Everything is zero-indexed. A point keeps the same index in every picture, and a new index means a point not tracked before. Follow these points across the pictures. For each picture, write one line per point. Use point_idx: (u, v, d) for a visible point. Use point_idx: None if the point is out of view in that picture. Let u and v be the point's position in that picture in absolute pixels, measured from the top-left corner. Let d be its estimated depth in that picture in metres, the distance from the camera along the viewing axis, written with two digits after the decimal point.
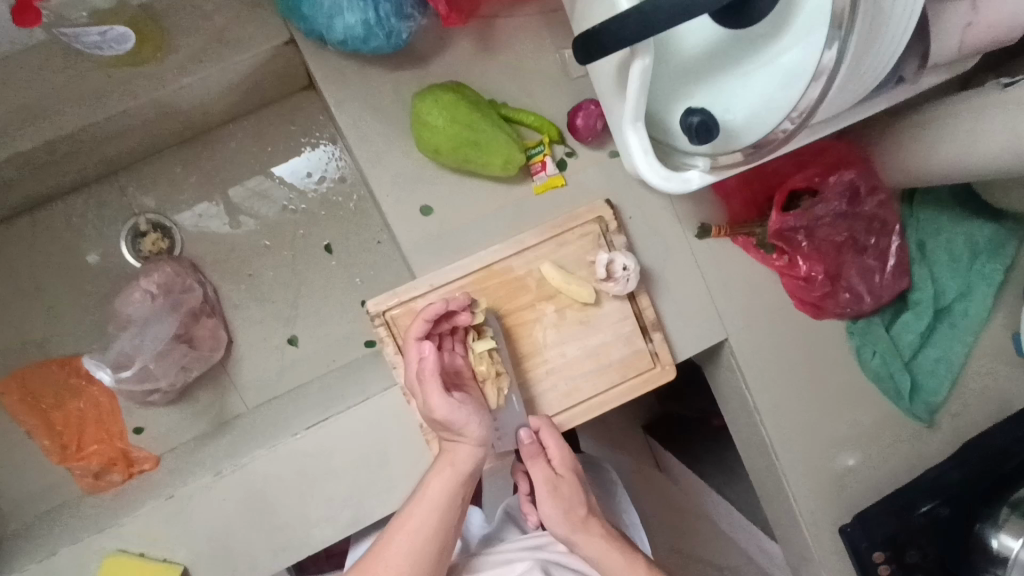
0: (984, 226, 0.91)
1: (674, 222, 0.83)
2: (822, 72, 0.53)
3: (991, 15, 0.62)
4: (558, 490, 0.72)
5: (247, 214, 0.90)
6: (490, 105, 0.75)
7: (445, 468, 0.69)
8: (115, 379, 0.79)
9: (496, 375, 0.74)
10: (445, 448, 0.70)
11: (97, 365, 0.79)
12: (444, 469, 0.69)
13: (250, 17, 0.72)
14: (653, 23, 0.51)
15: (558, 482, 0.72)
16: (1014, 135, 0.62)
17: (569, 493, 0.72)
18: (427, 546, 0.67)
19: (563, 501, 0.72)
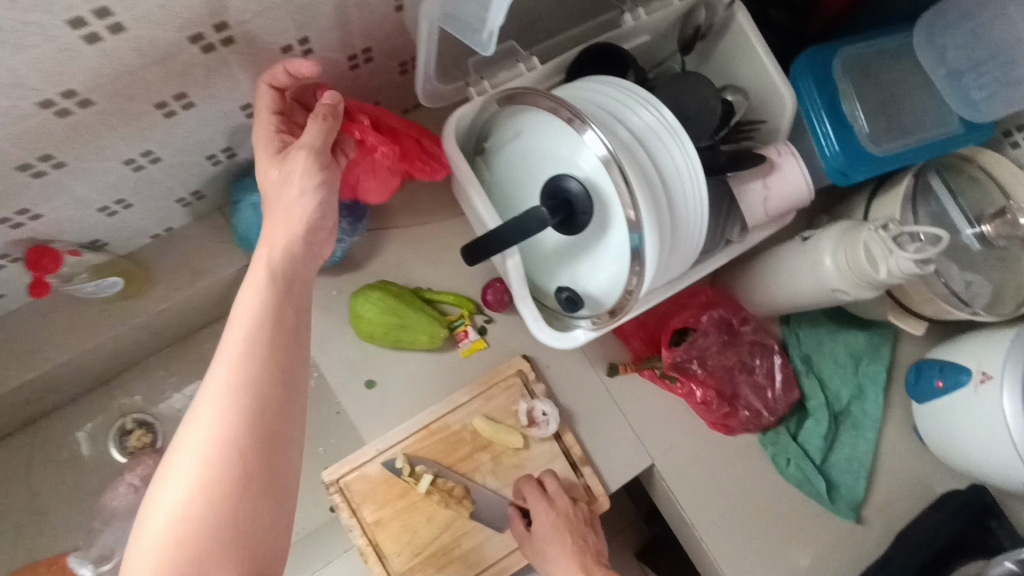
0: (858, 334, 1.05)
1: (587, 366, 0.97)
2: (636, 258, 0.69)
3: (779, 190, 0.82)
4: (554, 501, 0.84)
5: None
6: (414, 292, 0.92)
7: (240, 329, 0.55)
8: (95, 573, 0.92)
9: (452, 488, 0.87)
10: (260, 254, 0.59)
11: (82, 561, 0.92)
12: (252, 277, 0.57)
13: (217, 248, 0.90)
14: (508, 238, 0.67)
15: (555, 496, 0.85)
16: (815, 278, 0.78)
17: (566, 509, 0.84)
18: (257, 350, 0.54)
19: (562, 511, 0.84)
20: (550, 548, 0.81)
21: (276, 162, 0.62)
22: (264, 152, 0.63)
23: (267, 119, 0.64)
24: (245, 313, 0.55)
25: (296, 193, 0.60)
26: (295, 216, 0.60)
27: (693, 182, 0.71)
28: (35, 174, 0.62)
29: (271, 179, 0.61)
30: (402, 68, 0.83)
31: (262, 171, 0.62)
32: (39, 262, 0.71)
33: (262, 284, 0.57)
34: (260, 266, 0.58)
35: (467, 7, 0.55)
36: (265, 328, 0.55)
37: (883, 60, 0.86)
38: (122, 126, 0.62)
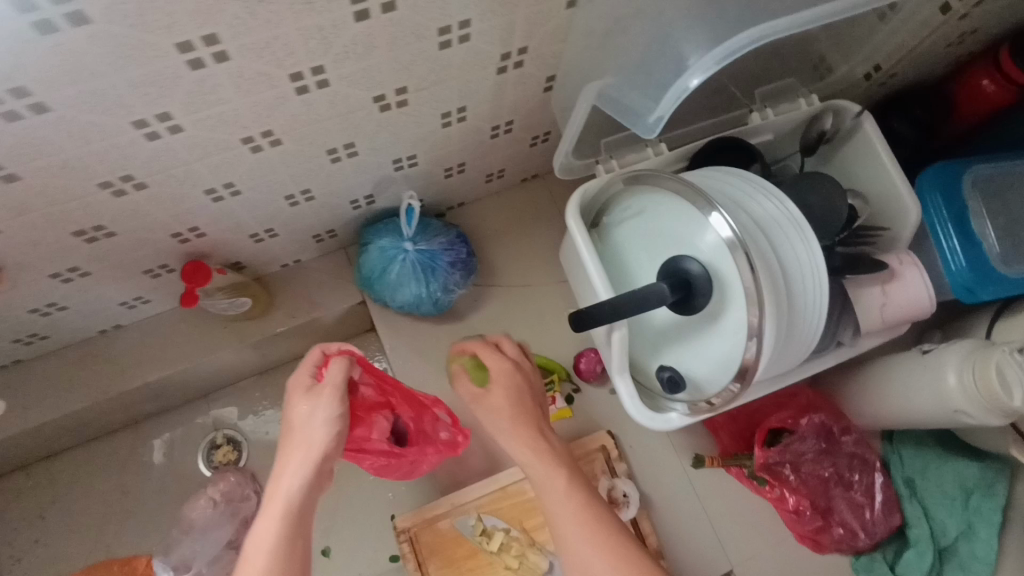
0: (970, 464, 0.96)
1: (671, 452, 0.95)
2: (753, 332, 0.69)
3: (898, 298, 0.80)
4: (492, 393, 0.78)
5: None
6: None
7: (309, 446, 0.68)
8: None
9: (526, 550, 0.86)
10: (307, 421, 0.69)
11: (166, 564, 0.92)
12: (287, 487, 0.65)
13: (336, 284, 0.96)
14: (622, 309, 0.68)
15: (492, 387, 0.79)
16: (933, 392, 0.75)
17: (503, 395, 0.78)
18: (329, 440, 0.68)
19: (500, 401, 0.77)
20: (543, 489, 0.71)
21: (329, 413, 0.69)
22: (317, 401, 0.70)
23: (322, 390, 0.70)
24: (299, 469, 0.66)
25: (319, 430, 0.68)
26: (321, 438, 0.68)
27: (813, 275, 0.72)
28: (215, 198, 0.69)
29: (319, 417, 0.69)
30: (533, 141, 0.90)
31: (303, 400, 0.71)
32: (194, 275, 0.78)
33: (304, 465, 0.66)
34: (304, 459, 0.67)
35: (631, 96, 0.62)
36: (287, 550, 0.62)
37: (1015, 181, 0.83)
38: (295, 165, 0.69)
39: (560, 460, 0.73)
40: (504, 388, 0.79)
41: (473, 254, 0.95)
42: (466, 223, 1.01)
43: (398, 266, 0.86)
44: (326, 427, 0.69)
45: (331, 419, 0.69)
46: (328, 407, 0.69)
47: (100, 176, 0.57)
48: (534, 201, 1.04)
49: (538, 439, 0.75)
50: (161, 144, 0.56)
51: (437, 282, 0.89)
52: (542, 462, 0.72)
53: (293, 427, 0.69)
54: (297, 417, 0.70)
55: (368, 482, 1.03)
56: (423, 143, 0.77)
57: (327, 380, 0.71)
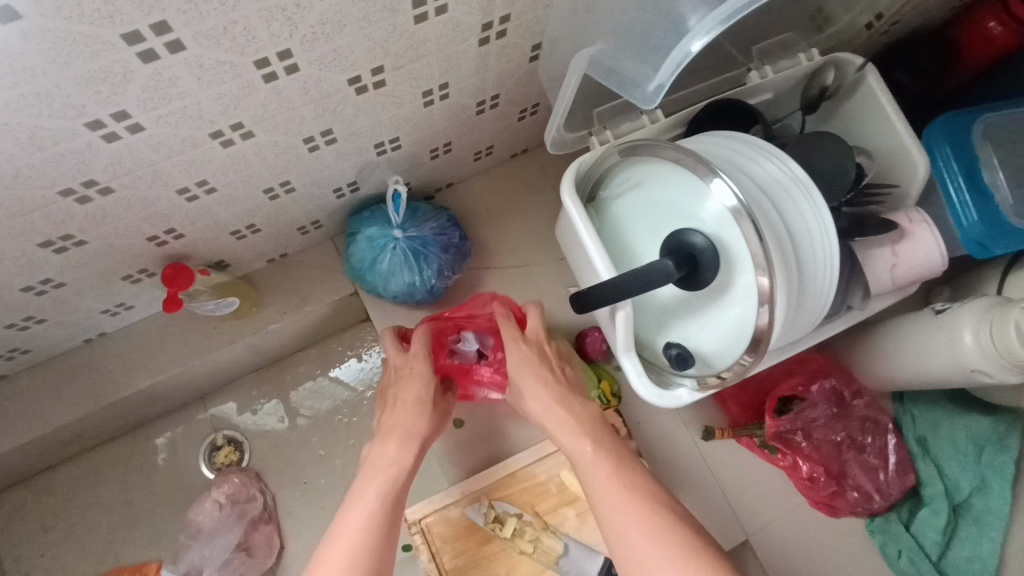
0: (981, 419, 0.95)
1: (680, 427, 0.93)
2: (764, 302, 0.66)
3: (910, 258, 0.77)
4: (529, 357, 0.74)
5: (308, 420, 1.04)
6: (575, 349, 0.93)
7: (407, 388, 0.75)
8: None
9: (541, 531, 0.85)
10: (402, 371, 0.77)
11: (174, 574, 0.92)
12: (397, 437, 0.70)
13: (326, 277, 0.93)
14: (626, 288, 0.65)
15: (525, 351, 0.75)
16: (949, 352, 0.73)
17: (532, 362, 0.74)
18: (425, 383, 0.76)
19: (534, 371, 0.73)
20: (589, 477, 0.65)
21: (423, 373, 0.76)
22: (410, 364, 0.77)
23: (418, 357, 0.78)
24: (404, 424, 0.71)
25: (413, 377, 0.76)
26: (420, 394, 0.74)
27: (821, 237, 0.69)
28: (189, 198, 0.65)
29: (415, 378, 0.76)
30: (521, 114, 0.86)
31: (403, 368, 0.77)
32: (176, 278, 0.74)
33: (407, 413, 0.72)
34: (400, 399, 0.74)
35: (625, 63, 0.58)
36: (395, 488, 0.65)
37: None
38: (271, 157, 0.66)
39: (598, 429, 0.69)
40: (523, 356, 0.74)
41: (465, 236, 0.91)
42: (457, 204, 0.97)
43: (389, 255, 0.83)
44: (421, 383, 0.75)
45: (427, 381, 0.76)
46: (420, 371, 0.76)
47: (61, 183, 0.53)
48: (526, 177, 1.00)
49: (570, 405, 0.71)
50: (123, 145, 0.52)
51: (430, 268, 0.85)
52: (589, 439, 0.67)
53: (396, 385, 0.76)
54: (398, 380, 0.76)
55: None
56: (405, 125, 0.73)
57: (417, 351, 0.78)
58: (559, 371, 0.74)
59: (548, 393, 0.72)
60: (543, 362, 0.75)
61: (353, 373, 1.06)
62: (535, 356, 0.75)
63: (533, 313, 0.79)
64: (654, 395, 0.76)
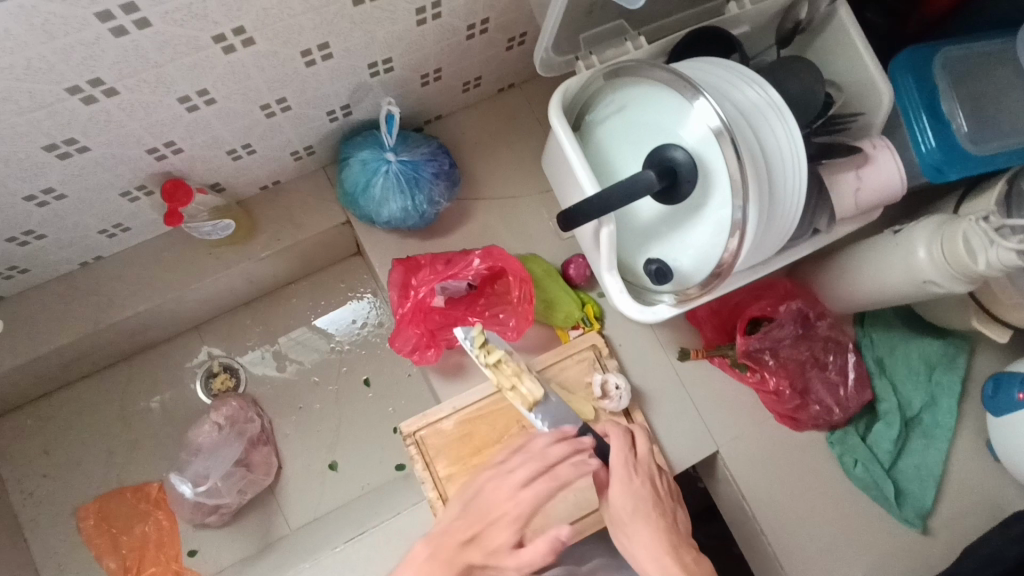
0: (933, 342, 1.04)
1: (658, 348, 0.99)
2: (738, 220, 0.71)
3: (872, 181, 0.83)
4: (632, 471, 0.80)
5: (291, 361, 1.07)
6: (558, 272, 0.97)
7: (486, 509, 0.75)
8: (192, 492, 0.94)
9: (518, 378, 0.87)
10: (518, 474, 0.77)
11: (180, 480, 0.94)
12: (447, 558, 0.70)
13: (318, 204, 0.95)
14: (611, 202, 0.70)
15: (632, 462, 0.81)
16: (904, 268, 0.79)
17: (642, 487, 0.79)
18: (516, 508, 0.74)
19: (638, 487, 0.79)
20: (638, 552, 0.75)
21: (523, 510, 0.74)
22: (518, 491, 0.75)
23: (512, 493, 0.75)
24: (466, 554, 0.71)
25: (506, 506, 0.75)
26: (503, 535, 0.72)
27: (793, 160, 0.74)
28: (190, 108, 0.67)
29: (508, 519, 0.74)
30: (509, 44, 0.88)
31: (507, 498, 0.75)
32: (174, 194, 0.76)
33: (470, 529, 0.73)
34: (496, 514, 0.74)
35: None
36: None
37: (981, 62, 0.86)
38: (269, 69, 0.68)
39: (675, 535, 0.76)
40: (633, 479, 0.80)
41: (455, 165, 0.93)
42: (446, 136, 1.00)
43: (383, 178, 0.86)
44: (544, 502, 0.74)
45: (514, 533, 0.72)
46: (506, 501, 0.75)
47: (69, 79, 0.55)
48: (513, 112, 1.03)
49: (670, 532, 0.76)
50: (130, 40, 0.54)
51: (422, 194, 0.88)
52: (649, 518, 0.77)
53: (484, 500, 0.76)
54: (499, 497, 0.76)
55: (367, 400, 1.07)
56: (398, 45, 0.75)
57: (521, 493, 0.75)
58: (669, 511, 0.79)
59: (659, 537, 0.75)
60: (654, 496, 0.79)
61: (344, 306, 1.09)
62: (647, 490, 0.79)
63: (641, 435, 0.85)
64: (633, 310, 0.82)
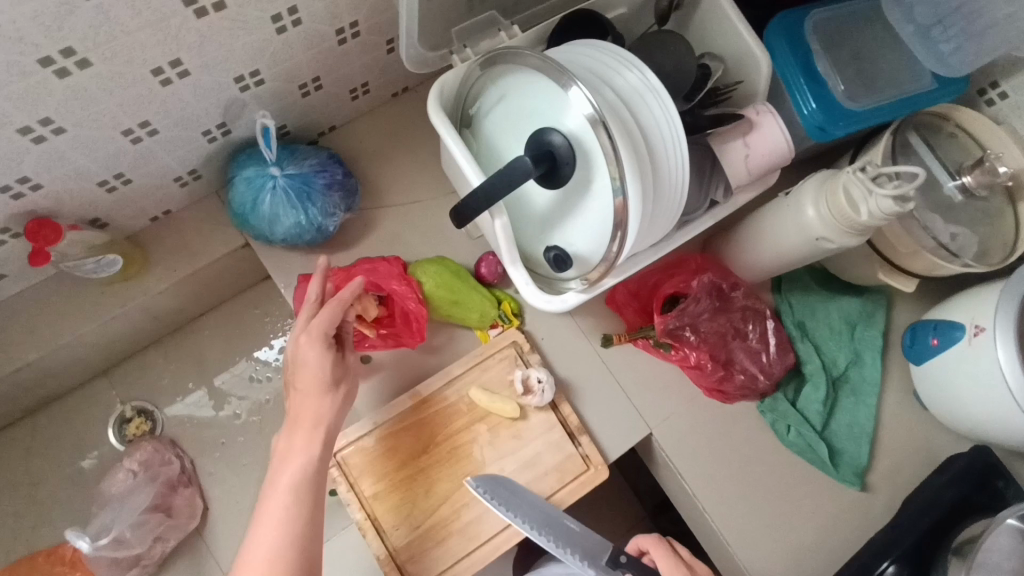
0: (851, 300, 1.05)
1: (582, 338, 0.98)
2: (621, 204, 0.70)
3: (759, 147, 0.84)
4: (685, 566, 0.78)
5: (233, 399, 1.03)
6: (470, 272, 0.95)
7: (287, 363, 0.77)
8: (92, 547, 0.87)
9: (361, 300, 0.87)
10: (296, 355, 0.75)
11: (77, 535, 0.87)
12: (303, 430, 0.72)
13: (212, 230, 0.91)
14: (495, 192, 0.69)
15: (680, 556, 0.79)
16: (799, 229, 0.80)
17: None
18: (313, 369, 0.74)
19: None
20: None
21: (321, 361, 0.74)
22: (313, 340, 0.75)
23: (312, 343, 0.75)
24: (309, 409, 0.73)
25: (306, 367, 0.74)
26: (319, 378, 0.74)
27: (672, 135, 0.73)
28: (36, 140, 0.65)
29: (311, 372, 0.74)
30: (389, 46, 0.87)
31: (303, 359, 0.75)
32: (40, 233, 0.73)
33: (308, 402, 0.73)
34: (304, 382, 0.74)
35: None
36: (306, 474, 0.70)
37: (851, 26, 0.89)
38: (119, 92, 0.65)
39: None
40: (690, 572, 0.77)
41: (351, 174, 0.91)
42: (344, 147, 0.98)
43: (270, 194, 0.83)
44: (319, 347, 0.74)
45: (323, 367, 0.74)
46: (308, 355, 0.74)
47: None
48: (409, 115, 1.01)
49: None
50: None
51: (315, 206, 0.85)
52: None
53: (299, 375, 0.75)
54: (301, 369, 0.74)
55: None
56: (262, 55, 0.73)
57: (310, 348, 0.74)
58: None
59: None
60: None
61: (264, 335, 1.06)
62: None
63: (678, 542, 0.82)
64: (540, 300, 0.80)
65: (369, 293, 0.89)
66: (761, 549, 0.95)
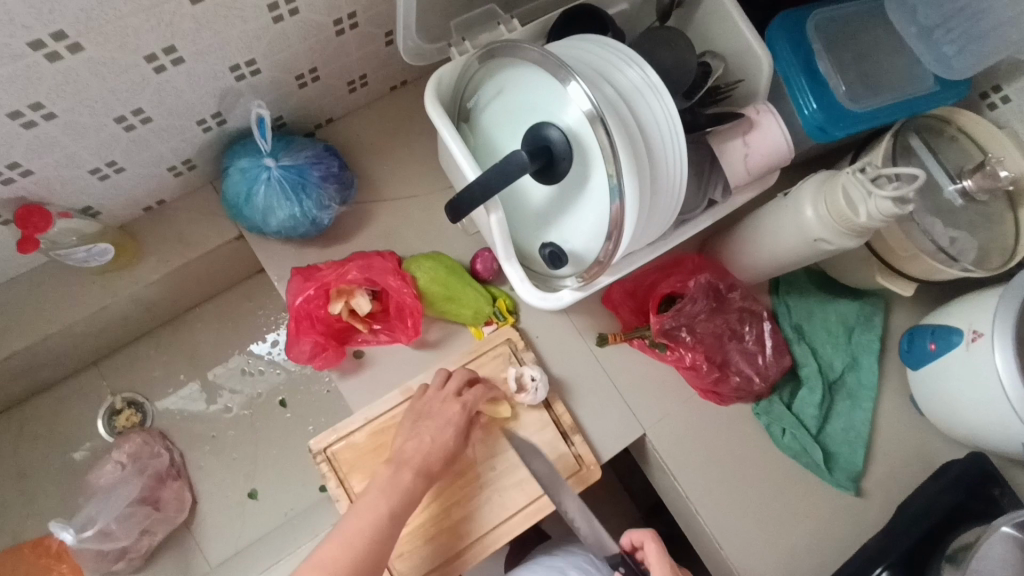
0: (848, 303, 1.05)
1: (577, 337, 0.97)
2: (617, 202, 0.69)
3: (758, 147, 0.83)
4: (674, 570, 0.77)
5: (226, 393, 1.02)
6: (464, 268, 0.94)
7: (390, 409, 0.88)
8: (76, 539, 0.85)
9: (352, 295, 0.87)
10: (439, 404, 0.81)
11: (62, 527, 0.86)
12: (402, 472, 0.73)
13: (206, 221, 0.90)
14: (489, 186, 0.68)
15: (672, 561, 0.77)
16: (797, 229, 0.79)
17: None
18: (451, 429, 0.79)
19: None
20: None
21: (458, 425, 0.80)
22: (455, 409, 0.80)
23: (454, 402, 0.81)
24: (418, 456, 0.75)
25: (435, 424, 0.79)
26: (443, 434, 0.78)
27: (671, 132, 0.73)
28: (26, 125, 0.64)
29: (438, 427, 0.78)
30: (387, 39, 0.86)
31: (445, 411, 0.80)
32: (30, 220, 0.72)
33: (426, 450, 0.76)
34: (427, 433, 0.78)
35: None
36: (398, 514, 0.69)
37: (853, 26, 0.88)
38: (112, 78, 0.64)
39: None
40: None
41: (348, 167, 0.90)
42: (341, 140, 0.97)
43: (264, 185, 0.82)
44: (452, 427, 0.79)
45: (460, 430, 0.79)
46: (453, 421, 0.79)
47: None
48: (408, 108, 1.00)
49: None
50: None
51: (310, 199, 0.84)
52: None
53: (429, 421, 0.79)
54: (436, 413, 0.80)
55: (286, 421, 1.02)
56: (258, 44, 0.72)
57: (456, 408, 0.80)
58: None
59: None
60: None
61: (257, 328, 1.05)
62: None
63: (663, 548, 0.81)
64: (534, 297, 0.79)
65: (363, 288, 0.88)
66: (754, 553, 0.94)
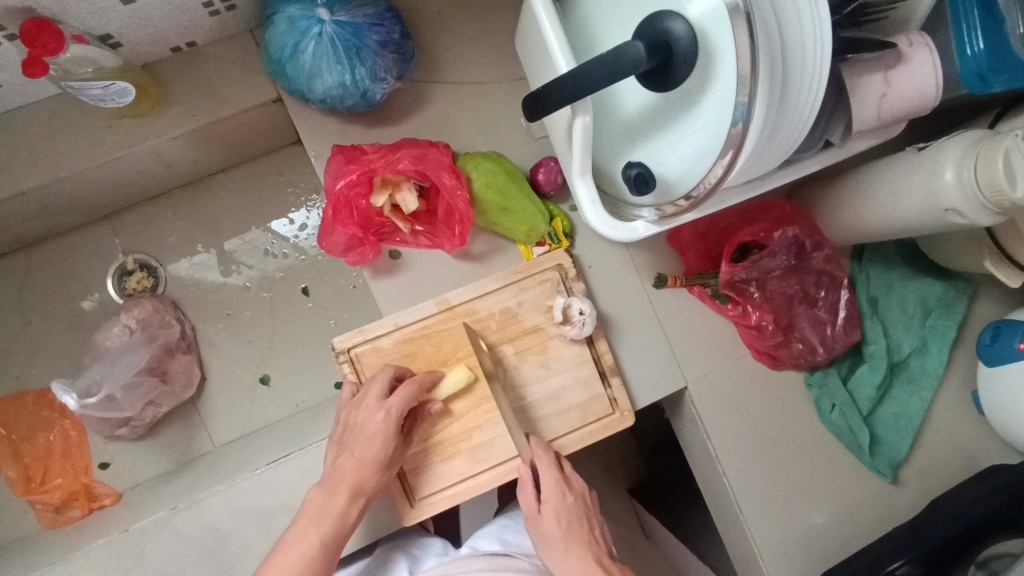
0: (934, 284, 0.94)
1: (632, 273, 0.88)
2: (736, 127, 0.57)
3: (899, 87, 0.69)
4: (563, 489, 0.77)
5: (240, 266, 0.95)
6: (524, 177, 0.83)
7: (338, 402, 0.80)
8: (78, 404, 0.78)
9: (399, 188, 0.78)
10: (362, 415, 0.73)
11: (63, 390, 0.77)
12: (341, 493, 0.70)
13: (240, 75, 0.78)
14: (588, 81, 0.55)
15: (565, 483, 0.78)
16: (927, 192, 0.67)
17: (575, 504, 0.77)
18: (376, 438, 0.72)
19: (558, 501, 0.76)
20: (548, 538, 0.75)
21: (387, 435, 0.72)
22: (381, 418, 0.72)
23: (380, 413, 0.72)
24: (352, 475, 0.71)
25: (364, 436, 0.72)
26: (376, 451, 0.72)
27: (815, 48, 0.58)
28: None
29: (367, 440, 0.72)
30: None
31: (371, 419, 0.72)
32: (38, 37, 0.61)
33: (355, 468, 0.71)
34: (357, 452, 0.72)
35: None
36: (330, 540, 0.68)
37: None
38: None
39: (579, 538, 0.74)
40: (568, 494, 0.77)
41: (409, 36, 0.77)
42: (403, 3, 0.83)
43: (314, 42, 0.70)
44: (381, 441, 0.72)
45: (390, 437, 0.72)
46: (385, 432, 0.72)
47: None
48: None
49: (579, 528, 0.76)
50: None
51: (364, 67, 0.72)
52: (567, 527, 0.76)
53: (354, 438, 0.72)
54: (358, 431, 0.72)
55: (306, 310, 0.96)
56: None
57: (389, 410, 0.72)
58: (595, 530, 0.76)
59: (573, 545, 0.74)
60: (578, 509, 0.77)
61: (282, 205, 0.95)
62: (571, 505, 0.76)
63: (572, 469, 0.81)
64: (604, 225, 0.69)
65: (411, 181, 0.78)
66: (774, 523, 0.91)
